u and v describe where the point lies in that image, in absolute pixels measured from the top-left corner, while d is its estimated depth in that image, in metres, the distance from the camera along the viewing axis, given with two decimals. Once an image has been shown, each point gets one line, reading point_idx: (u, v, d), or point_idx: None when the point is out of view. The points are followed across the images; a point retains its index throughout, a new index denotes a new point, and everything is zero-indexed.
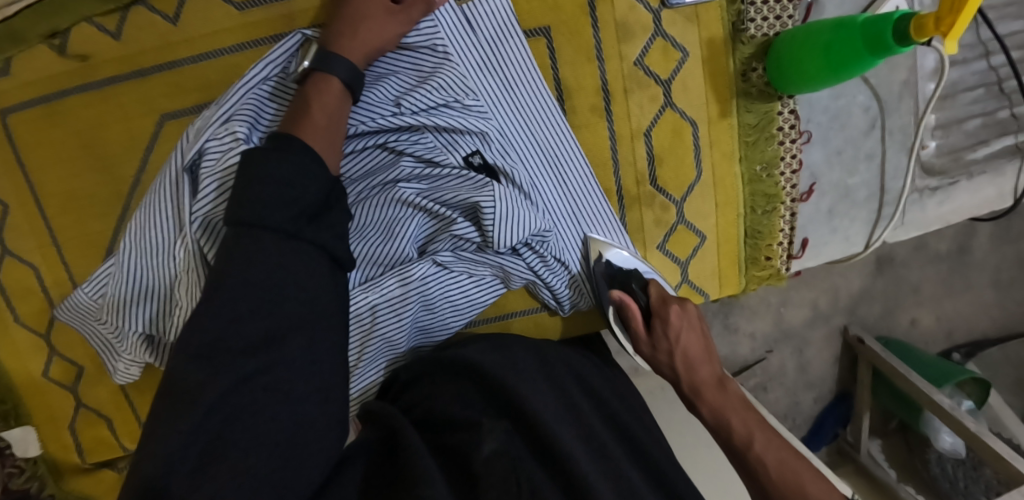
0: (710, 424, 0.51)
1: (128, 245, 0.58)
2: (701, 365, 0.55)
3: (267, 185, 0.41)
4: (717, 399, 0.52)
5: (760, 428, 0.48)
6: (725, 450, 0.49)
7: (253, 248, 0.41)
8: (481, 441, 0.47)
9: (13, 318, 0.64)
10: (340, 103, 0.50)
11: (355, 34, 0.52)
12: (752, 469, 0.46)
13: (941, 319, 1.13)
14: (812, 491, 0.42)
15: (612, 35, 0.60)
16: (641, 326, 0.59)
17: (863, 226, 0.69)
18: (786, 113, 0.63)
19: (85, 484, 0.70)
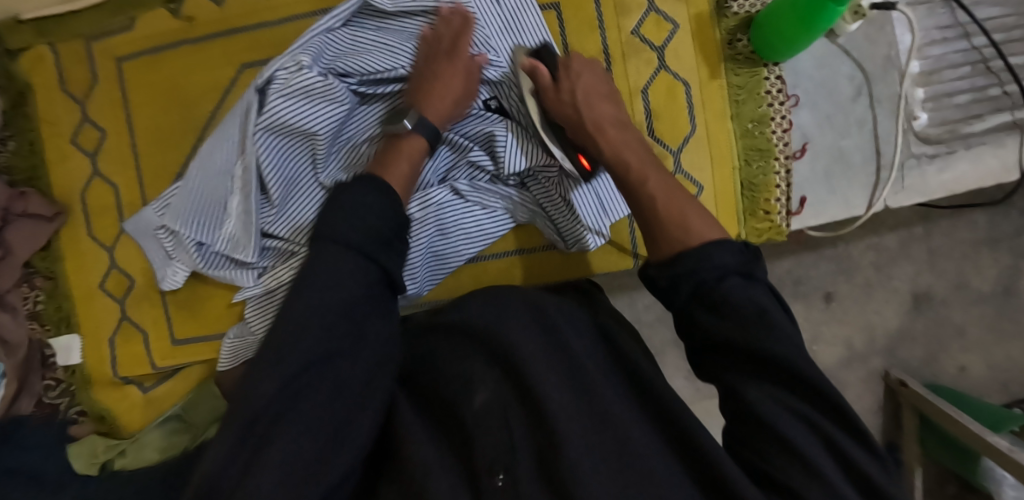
0: (608, 157, 0.58)
1: (195, 164, 0.69)
2: (603, 107, 0.60)
3: (346, 212, 0.51)
4: (615, 136, 0.58)
5: (653, 170, 0.56)
6: (620, 180, 0.57)
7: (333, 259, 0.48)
8: (475, 391, 0.47)
9: (85, 231, 0.73)
10: (416, 160, 0.61)
11: (441, 98, 0.62)
12: (644, 204, 0.54)
13: (993, 368, 1.12)
14: (691, 223, 0.49)
15: (611, 10, 0.69)
16: (549, 82, 0.62)
17: (863, 189, 0.72)
18: (773, 79, 0.70)
19: (111, 398, 0.75)
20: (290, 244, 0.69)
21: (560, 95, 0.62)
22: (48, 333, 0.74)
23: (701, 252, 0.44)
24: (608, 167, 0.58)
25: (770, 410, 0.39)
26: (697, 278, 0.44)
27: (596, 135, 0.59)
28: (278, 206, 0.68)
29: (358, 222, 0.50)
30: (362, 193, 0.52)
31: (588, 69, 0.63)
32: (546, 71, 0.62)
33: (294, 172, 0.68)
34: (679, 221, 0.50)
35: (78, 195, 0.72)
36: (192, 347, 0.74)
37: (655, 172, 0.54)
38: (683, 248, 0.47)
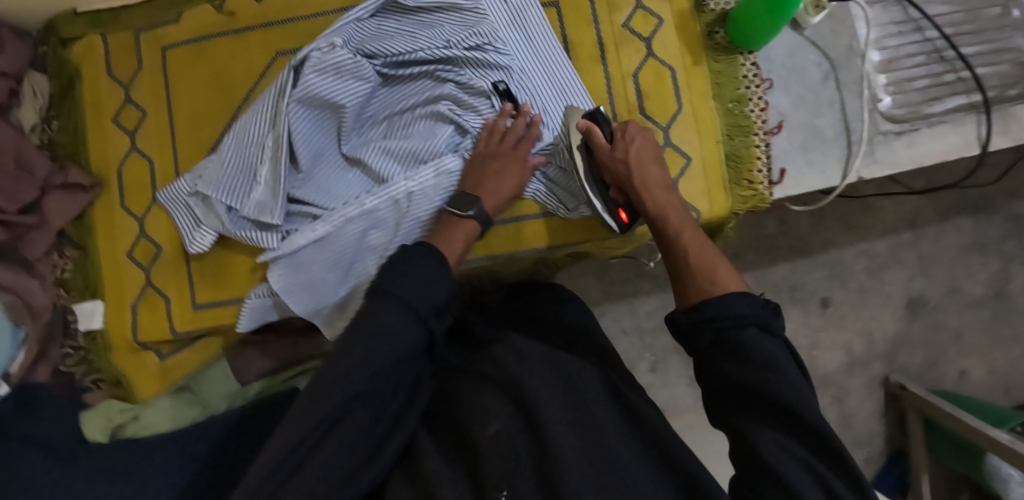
0: (650, 211, 0.65)
1: (231, 140, 0.75)
2: (652, 169, 0.68)
3: (404, 277, 0.49)
4: (660, 196, 0.66)
5: (690, 227, 0.62)
6: (657, 234, 0.64)
7: (388, 314, 0.47)
8: (488, 423, 0.51)
9: (118, 203, 0.78)
10: (467, 242, 0.65)
11: (491, 186, 0.69)
12: (676, 250, 0.61)
13: (994, 373, 1.33)
14: (718, 276, 0.55)
15: (604, 6, 0.79)
16: (604, 144, 0.70)
17: (837, 162, 0.80)
18: (749, 65, 0.79)
19: (128, 363, 0.78)
20: (314, 207, 0.73)
21: (613, 157, 0.69)
22: (74, 300, 0.78)
23: (727, 300, 0.50)
24: (649, 219, 0.66)
25: (760, 441, 0.45)
26: (717, 326, 0.49)
27: (643, 192, 0.66)
28: (305, 173, 0.74)
29: (415, 277, 0.50)
30: (403, 264, 0.51)
31: (640, 134, 0.71)
32: (600, 135, 0.70)
33: (319, 142, 0.75)
34: (709, 271, 0.56)
35: (117, 168, 0.78)
36: (211, 312, 0.77)
37: (691, 228, 0.61)
38: (707, 296, 0.53)
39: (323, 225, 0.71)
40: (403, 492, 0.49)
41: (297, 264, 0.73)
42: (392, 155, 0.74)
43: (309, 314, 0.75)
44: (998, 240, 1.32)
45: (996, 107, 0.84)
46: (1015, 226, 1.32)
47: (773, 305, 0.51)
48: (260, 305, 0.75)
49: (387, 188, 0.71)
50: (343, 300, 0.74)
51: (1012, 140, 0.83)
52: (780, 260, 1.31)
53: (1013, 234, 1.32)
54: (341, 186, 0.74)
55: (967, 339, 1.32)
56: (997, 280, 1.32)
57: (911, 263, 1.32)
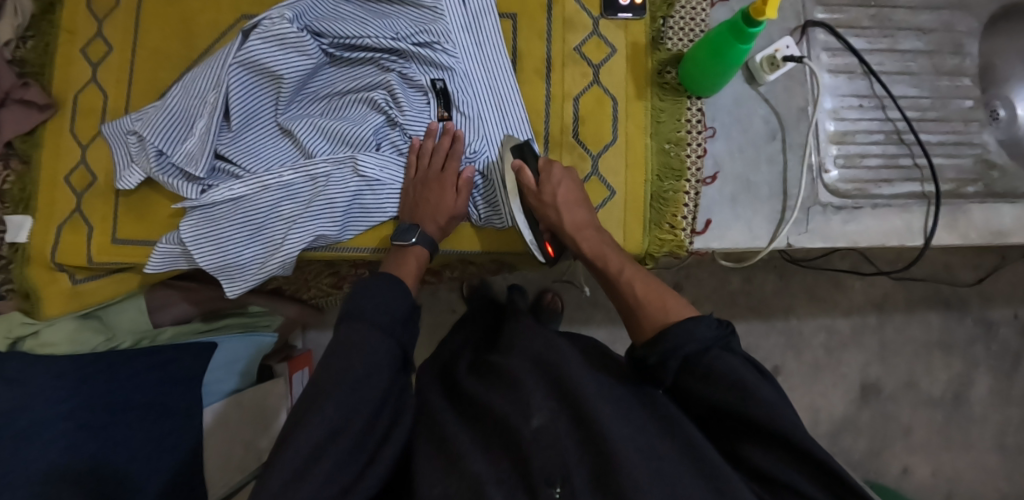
0: (590, 256, 0.69)
1: (178, 88, 0.78)
2: (580, 211, 0.71)
3: (366, 301, 0.61)
4: (595, 238, 0.70)
5: (630, 267, 0.68)
6: (599, 275, 0.69)
7: (362, 336, 0.57)
8: (531, 415, 0.53)
9: (69, 128, 0.81)
10: (421, 265, 0.71)
11: (432, 215, 0.73)
12: (623, 289, 0.66)
13: (938, 475, 1.29)
14: (670, 306, 0.61)
15: (559, 27, 0.79)
16: (533, 184, 0.71)
17: (767, 223, 0.78)
18: (694, 110, 0.78)
19: (41, 280, 0.82)
20: (238, 168, 0.76)
21: (541, 201, 0.71)
22: (8, 211, 0.81)
23: (687, 327, 0.57)
24: (589, 262, 0.70)
25: (771, 463, 0.52)
26: (682, 354, 0.56)
27: (577, 235, 0.70)
28: (235, 133, 0.77)
29: (373, 301, 0.60)
30: (376, 287, 0.62)
31: (566, 175, 0.73)
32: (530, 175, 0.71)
33: (255, 107, 0.77)
34: (658, 299, 0.63)
35: (74, 94, 0.82)
36: (129, 248, 0.80)
37: (632, 265, 0.67)
38: (665, 324, 0.59)
39: (239, 186, 0.74)
40: (442, 490, 0.49)
41: (209, 219, 0.75)
42: (321, 133, 0.76)
43: (213, 270, 0.76)
44: (964, 344, 1.33)
45: (948, 200, 0.83)
46: (982, 330, 1.33)
47: (726, 323, 0.59)
48: (169, 252, 0.77)
49: (308, 166, 0.74)
50: (248, 263, 0.77)
51: (958, 237, 0.82)
52: (737, 318, 1.28)
53: (980, 340, 1.33)
54: (268, 152, 0.77)
55: (915, 435, 1.29)
56: (955, 383, 1.32)
57: (870, 348, 1.31)
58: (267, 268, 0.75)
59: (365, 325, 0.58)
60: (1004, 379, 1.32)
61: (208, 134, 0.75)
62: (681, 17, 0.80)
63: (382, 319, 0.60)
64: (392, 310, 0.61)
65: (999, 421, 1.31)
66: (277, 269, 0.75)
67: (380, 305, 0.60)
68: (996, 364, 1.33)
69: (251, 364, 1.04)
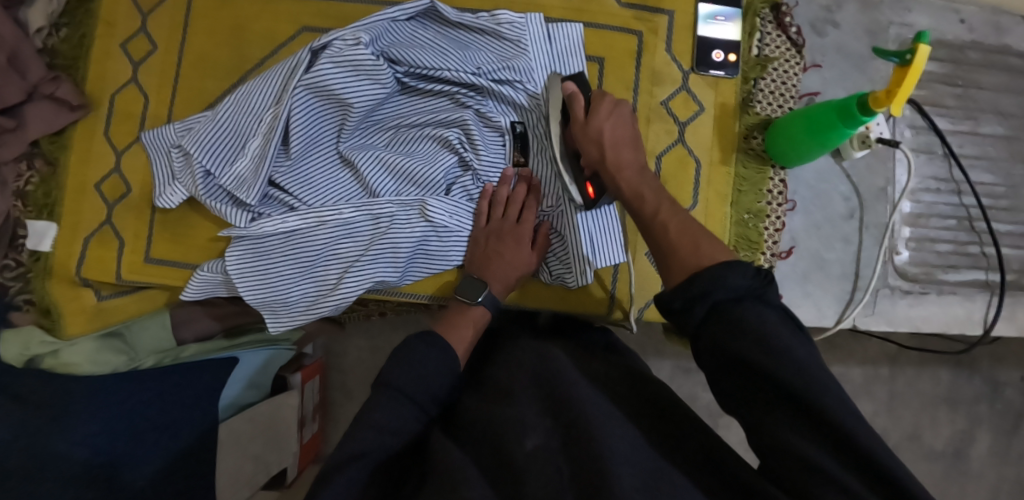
0: (625, 192, 0.58)
1: (230, 100, 0.71)
2: (629, 150, 0.61)
3: (413, 370, 0.57)
4: (634, 177, 0.59)
5: (669, 205, 0.56)
6: (633, 216, 0.58)
7: (392, 406, 0.54)
8: (526, 437, 0.49)
9: (102, 131, 0.75)
10: (478, 329, 0.66)
11: (499, 268, 0.68)
12: (655, 233, 0.54)
13: None
14: (702, 247, 0.50)
15: (647, 77, 0.75)
16: (582, 112, 0.64)
17: (835, 302, 0.77)
18: (777, 180, 0.76)
19: (64, 295, 0.76)
20: (293, 199, 0.70)
21: (587, 129, 0.62)
22: (28, 216, 0.74)
23: (720, 273, 0.44)
24: (623, 201, 0.59)
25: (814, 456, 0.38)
26: (711, 302, 0.44)
27: (616, 174, 0.59)
28: (293, 160, 0.70)
29: (417, 371, 0.57)
30: (427, 351, 0.58)
31: (617, 112, 0.63)
32: (581, 102, 0.64)
33: (317, 133, 0.71)
34: (691, 243, 0.51)
35: (110, 94, 0.75)
36: (162, 269, 0.73)
37: (670, 205, 0.55)
38: (695, 269, 0.48)
39: (295, 219, 0.68)
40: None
41: (258, 251, 0.69)
42: (387, 168, 0.70)
43: (258, 305, 0.70)
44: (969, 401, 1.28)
45: (1009, 291, 0.82)
46: (986, 390, 1.28)
47: (767, 272, 0.46)
48: (208, 280, 0.71)
49: (371, 205, 0.68)
50: (295, 301, 0.70)
51: (1015, 329, 0.82)
52: None
53: (985, 399, 1.28)
54: (328, 184, 0.70)
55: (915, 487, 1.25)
56: (956, 438, 1.26)
57: (881, 399, 1.25)
58: (317, 309, 0.69)
59: (394, 393, 0.55)
60: (1002, 438, 1.27)
61: (264, 159, 0.68)
62: (772, 79, 0.77)
63: (418, 389, 0.56)
64: (428, 378, 0.57)
65: (995, 481, 1.27)
66: (327, 312, 0.69)
67: (428, 376, 0.57)
68: (996, 422, 1.27)
69: (265, 376, 0.99)
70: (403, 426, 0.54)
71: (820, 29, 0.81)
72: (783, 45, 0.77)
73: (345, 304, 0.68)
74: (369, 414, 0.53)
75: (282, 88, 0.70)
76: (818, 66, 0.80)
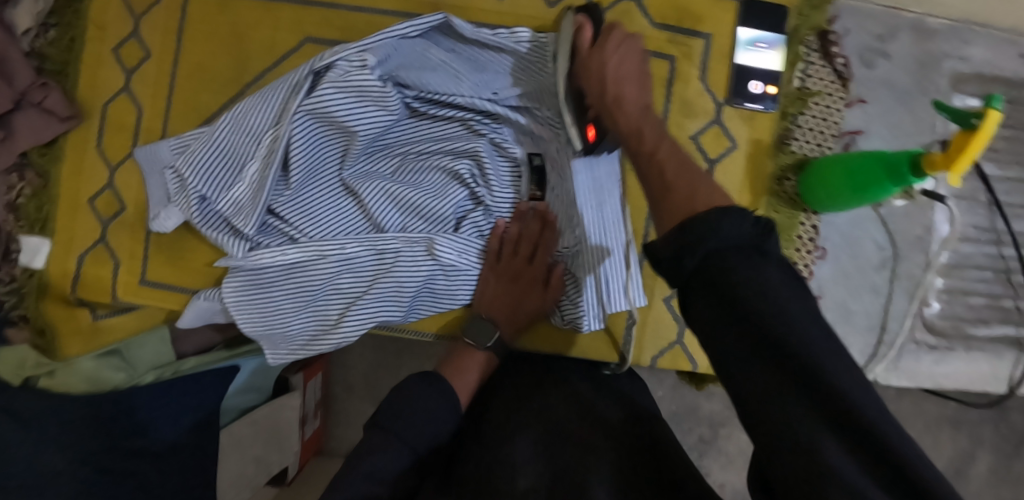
0: (622, 126, 0.52)
1: (227, 119, 0.66)
2: (633, 86, 0.56)
3: (411, 415, 0.53)
4: (634, 112, 0.53)
5: (668, 140, 0.49)
6: (627, 151, 0.51)
7: (387, 454, 0.50)
8: (518, 476, 0.51)
9: (95, 145, 0.71)
10: (485, 375, 0.64)
11: (510, 312, 0.66)
12: (649, 173, 0.47)
13: None
14: (699, 188, 0.42)
15: (678, 109, 0.69)
16: (587, 45, 0.60)
17: (858, 356, 0.74)
18: (808, 225, 0.71)
19: (58, 316, 0.74)
20: (293, 230, 0.66)
21: (590, 62, 0.58)
22: (21, 230, 0.72)
23: (711, 218, 0.37)
24: (621, 137, 0.52)
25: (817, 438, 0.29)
26: (704, 251, 0.36)
27: (615, 109, 0.54)
28: (294, 190, 0.65)
29: (416, 415, 0.54)
30: (428, 395, 0.56)
31: (626, 46, 0.59)
32: (589, 34, 0.60)
33: (320, 161, 0.66)
34: (689, 188, 0.43)
35: (102, 103, 0.70)
36: (159, 292, 0.71)
37: (668, 140, 0.47)
38: (686, 215, 0.39)
39: (294, 252, 0.64)
40: None
41: (256, 282, 0.66)
42: (393, 201, 0.65)
43: (257, 336, 0.67)
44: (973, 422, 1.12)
45: None
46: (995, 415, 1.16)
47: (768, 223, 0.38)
48: (207, 308, 0.68)
49: (375, 240, 0.64)
50: (293, 334, 0.67)
51: None
52: None
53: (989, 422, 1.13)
54: (330, 214, 0.66)
55: None
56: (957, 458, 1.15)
57: None
58: (318, 345, 0.66)
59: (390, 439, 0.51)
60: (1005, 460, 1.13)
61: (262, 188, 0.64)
62: (813, 115, 0.72)
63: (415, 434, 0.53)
64: (427, 425, 0.54)
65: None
66: (328, 348, 0.66)
67: (428, 423, 0.54)
68: (1002, 446, 1.15)
69: (265, 378, 1.01)
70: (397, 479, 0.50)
71: (869, 60, 0.75)
72: (828, 78, 0.73)
73: (347, 342, 0.65)
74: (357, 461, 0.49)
75: (282, 109, 0.64)
76: (863, 100, 0.75)
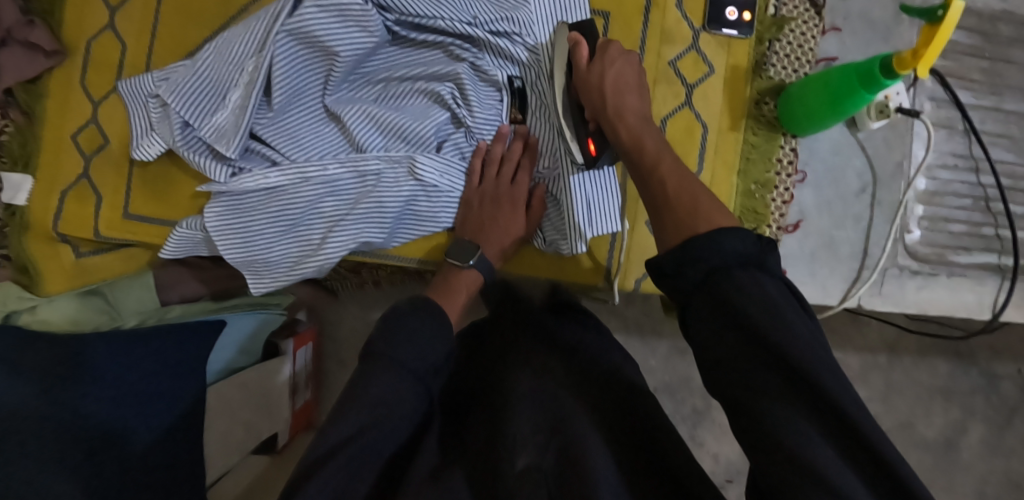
0: (625, 141, 0.54)
1: (211, 48, 0.67)
2: (631, 97, 0.56)
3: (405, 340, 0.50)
4: (635, 125, 0.54)
5: (669, 156, 0.52)
6: (632, 165, 0.53)
7: (387, 378, 0.47)
8: (517, 456, 0.45)
9: (79, 81, 0.71)
10: (471, 294, 0.64)
11: (493, 234, 0.66)
12: (653, 192, 0.50)
13: None
14: (699, 200, 0.47)
15: (656, 36, 0.70)
16: (585, 58, 0.59)
17: (841, 281, 0.74)
18: (787, 149, 0.72)
19: (41, 253, 0.73)
20: (276, 154, 0.66)
21: (589, 74, 0.58)
22: (5, 167, 0.72)
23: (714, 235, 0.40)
24: (624, 152, 0.54)
25: (800, 425, 0.32)
26: (708, 267, 0.39)
27: (616, 121, 0.55)
28: (275, 113, 0.66)
29: (410, 341, 0.51)
30: (420, 325, 0.53)
31: (625, 60, 0.59)
32: (586, 49, 0.59)
33: (301, 86, 0.67)
34: (689, 200, 0.47)
35: (86, 41, 0.71)
36: (141, 226, 0.70)
37: (672, 157, 0.50)
38: (691, 235, 0.43)
39: (276, 174, 0.64)
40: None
41: (238, 207, 0.66)
42: (375, 123, 0.66)
43: (238, 263, 0.67)
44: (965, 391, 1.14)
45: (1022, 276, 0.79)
46: (985, 383, 1.14)
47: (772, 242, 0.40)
48: (188, 237, 0.68)
49: (357, 161, 0.65)
50: (275, 260, 0.67)
51: None
52: None
53: (982, 392, 1.14)
54: (313, 139, 0.67)
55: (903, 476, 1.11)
56: (951, 428, 1.13)
57: (877, 388, 1.12)
58: (299, 270, 0.66)
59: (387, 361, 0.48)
60: (997, 432, 1.13)
61: (245, 112, 0.64)
62: (788, 42, 0.73)
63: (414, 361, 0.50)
64: (422, 349, 0.51)
65: (983, 473, 1.13)
66: (310, 273, 0.66)
67: (424, 346, 0.51)
68: (991, 415, 1.14)
69: (255, 341, 0.94)
70: (398, 399, 0.47)
71: None
72: (801, 6, 0.73)
73: (327, 266, 0.65)
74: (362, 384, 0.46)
75: (264, 35, 0.65)
76: (838, 29, 0.75)
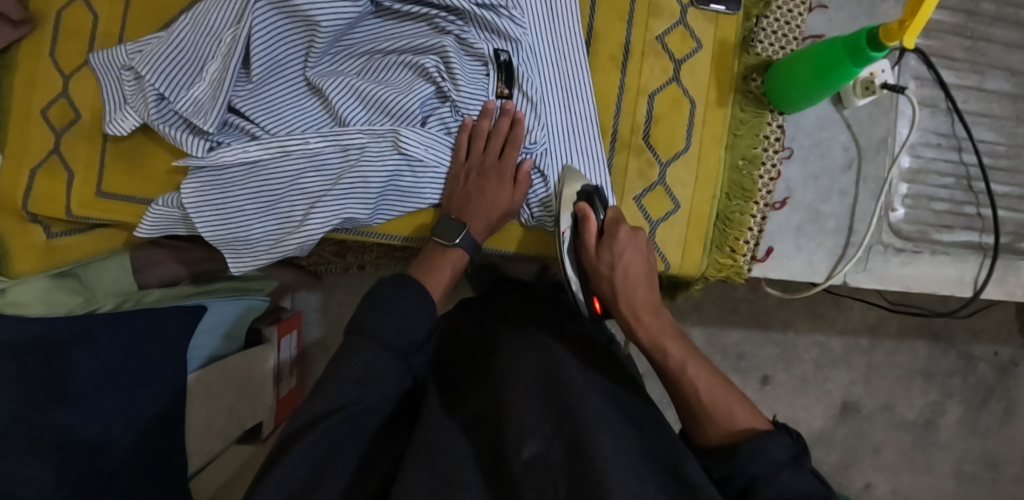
0: (646, 344, 0.58)
1: (188, 18, 0.64)
2: (640, 288, 0.61)
3: (388, 312, 0.51)
4: (653, 326, 0.59)
5: (695, 358, 0.55)
6: (658, 366, 0.57)
7: (365, 356, 0.48)
8: (524, 442, 0.44)
9: (48, 53, 0.68)
10: (455, 272, 0.64)
11: (478, 210, 0.64)
12: (683, 392, 0.54)
13: (897, 494, 1.14)
14: (737, 413, 0.49)
15: (643, 9, 0.70)
16: (593, 239, 0.63)
17: (827, 257, 0.75)
18: (774, 126, 0.72)
19: (10, 231, 0.70)
20: (255, 128, 0.65)
21: (598, 261, 0.62)
22: None
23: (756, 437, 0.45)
24: (646, 350, 0.59)
25: None
26: (750, 477, 0.43)
27: (633, 320, 0.60)
28: (255, 85, 0.64)
29: (395, 315, 0.51)
30: (403, 302, 0.53)
31: (633, 242, 0.63)
32: (593, 223, 0.62)
33: (281, 58, 0.65)
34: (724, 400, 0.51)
35: (54, 11, 0.68)
36: (117, 204, 0.68)
37: (698, 363, 0.54)
38: (731, 435, 0.48)
39: (257, 149, 0.63)
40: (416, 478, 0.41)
41: (217, 183, 0.64)
42: (358, 98, 0.64)
43: (217, 241, 0.65)
44: (944, 372, 1.15)
45: (1002, 254, 0.80)
46: (963, 365, 1.15)
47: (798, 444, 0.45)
48: (165, 215, 0.66)
49: (340, 135, 0.63)
50: (256, 238, 0.66)
51: (1004, 293, 0.79)
52: (736, 325, 1.11)
53: (960, 373, 1.15)
54: (295, 113, 0.65)
55: (884, 456, 1.13)
56: (930, 409, 1.14)
57: (858, 369, 1.13)
58: (281, 248, 0.64)
59: (370, 341, 0.49)
60: (975, 411, 1.15)
61: (223, 84, 0.62)
62: (775, 18, 0.72)
63: (394, 338, 0.50)
64: (404, 325, 0.51)
65: (961, 452, 1.15)
66: (292, 251, 0.64)
67: (402, 326, 0.51)
68: (969, 397, 1.15)
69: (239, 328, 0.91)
70: (381, 379, 0.48)
71: None
72: None
73: (310, 245, 0.63)
74: (342, 362, 0.47)
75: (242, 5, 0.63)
76: (824, 7, 0.76)
